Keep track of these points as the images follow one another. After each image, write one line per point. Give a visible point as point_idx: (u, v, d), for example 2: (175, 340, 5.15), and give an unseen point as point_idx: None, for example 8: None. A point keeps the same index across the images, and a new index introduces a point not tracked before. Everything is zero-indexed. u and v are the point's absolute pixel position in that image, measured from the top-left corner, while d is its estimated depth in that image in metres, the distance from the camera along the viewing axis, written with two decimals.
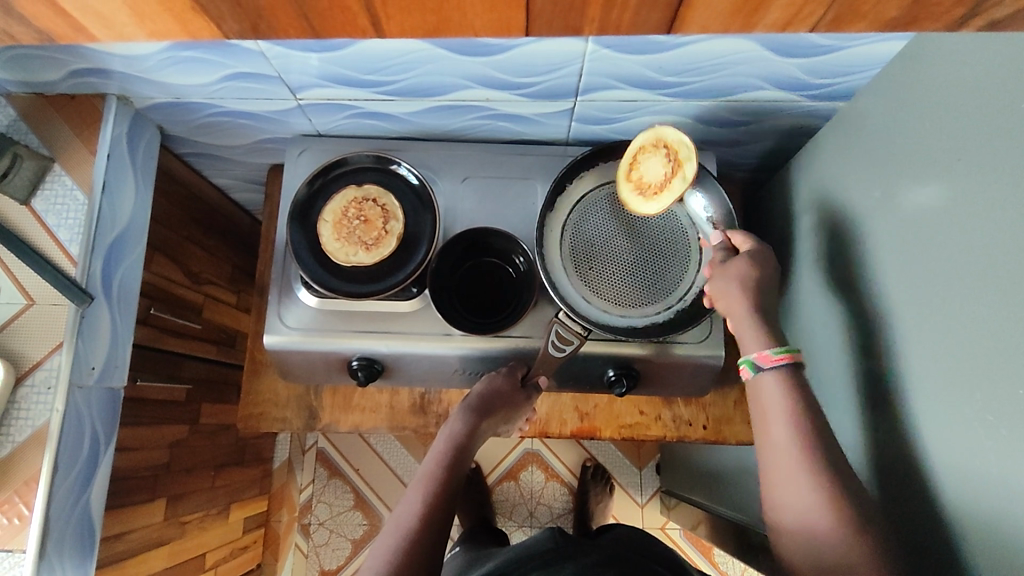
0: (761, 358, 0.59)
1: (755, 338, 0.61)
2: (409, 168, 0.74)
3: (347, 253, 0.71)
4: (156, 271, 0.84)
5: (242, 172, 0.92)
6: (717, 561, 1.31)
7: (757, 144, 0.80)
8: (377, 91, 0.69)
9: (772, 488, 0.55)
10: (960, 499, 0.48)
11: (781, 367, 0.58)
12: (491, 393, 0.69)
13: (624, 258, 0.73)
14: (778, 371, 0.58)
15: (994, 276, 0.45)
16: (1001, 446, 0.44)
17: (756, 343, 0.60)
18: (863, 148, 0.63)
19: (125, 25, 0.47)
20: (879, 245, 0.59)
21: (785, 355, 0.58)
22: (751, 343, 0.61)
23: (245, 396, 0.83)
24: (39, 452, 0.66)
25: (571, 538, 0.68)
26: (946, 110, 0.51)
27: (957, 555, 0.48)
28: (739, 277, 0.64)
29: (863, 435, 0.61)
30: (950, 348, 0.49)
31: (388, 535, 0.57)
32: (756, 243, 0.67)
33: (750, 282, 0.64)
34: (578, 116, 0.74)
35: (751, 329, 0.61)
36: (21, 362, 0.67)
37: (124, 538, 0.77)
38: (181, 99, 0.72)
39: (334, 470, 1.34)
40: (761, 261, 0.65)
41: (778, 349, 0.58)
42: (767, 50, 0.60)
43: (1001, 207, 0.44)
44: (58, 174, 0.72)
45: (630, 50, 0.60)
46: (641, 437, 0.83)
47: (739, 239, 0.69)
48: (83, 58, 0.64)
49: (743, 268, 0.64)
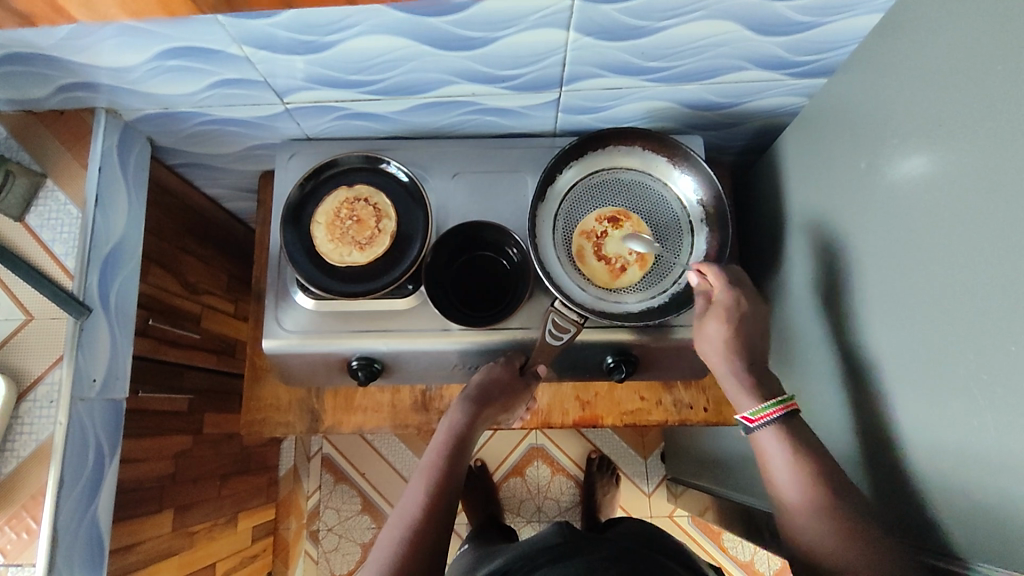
0: (748, 421, 0.61)
1: (748, 399, 0.62)
2: (399, 166, 0.75)
3: (341, 253, 0.72)
4: (153, 283, 0.84)
5: (233, 180, 0.93)
6: (727, 546, 1.31)
7: (742, 126, 0.81)
8: (363, 91, 0.69)
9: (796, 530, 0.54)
10: (957, 461, 0.48)
11: (779, 418, 0.59)
12: (490, 382, 0.70)
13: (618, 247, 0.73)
14: (774, 424, 0.59)
15: (980, 238, 0.45)
16: (993, 404, 0.44)
17: (747, 405, 0.62)
18: (845, 123, 0.64)
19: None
20: (867, 217, 0.60)
21: (772, 414, 0.59)
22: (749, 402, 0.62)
23: (247, 402, 0.83)
24: (44, 467, 0.66)
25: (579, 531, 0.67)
26: (926, 79, 0.51)
27: (958, 517, 0.48)
28: (716, 341, 0.65)
29: (860, 408, 0.62)
30: (942, 312, 0.49)
31: (393, 526, 0.58)
32: (730, 293, 0.66)
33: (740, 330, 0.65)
34: (564, 106, 0.74)
35: (739, 392, 0.63)
36: (23, 378, 0.68)
37: (133, 550, 0.77)
38: (169, 109, 0.72)
39: (340, 476, 1.34)
40: (736, 320, 0.65)
41: (760, 410, 0.60)
42: (747, 29, 0.61)
43: (984, 168, 0.45)
44: (51, 190, 0.72)
45: (612, 37, 0.61)
46: (643, 422, 0.83)
47: (715, 284, 0.67)
48: (71, 72, 0.65)
49: (719, 334, 0.65)
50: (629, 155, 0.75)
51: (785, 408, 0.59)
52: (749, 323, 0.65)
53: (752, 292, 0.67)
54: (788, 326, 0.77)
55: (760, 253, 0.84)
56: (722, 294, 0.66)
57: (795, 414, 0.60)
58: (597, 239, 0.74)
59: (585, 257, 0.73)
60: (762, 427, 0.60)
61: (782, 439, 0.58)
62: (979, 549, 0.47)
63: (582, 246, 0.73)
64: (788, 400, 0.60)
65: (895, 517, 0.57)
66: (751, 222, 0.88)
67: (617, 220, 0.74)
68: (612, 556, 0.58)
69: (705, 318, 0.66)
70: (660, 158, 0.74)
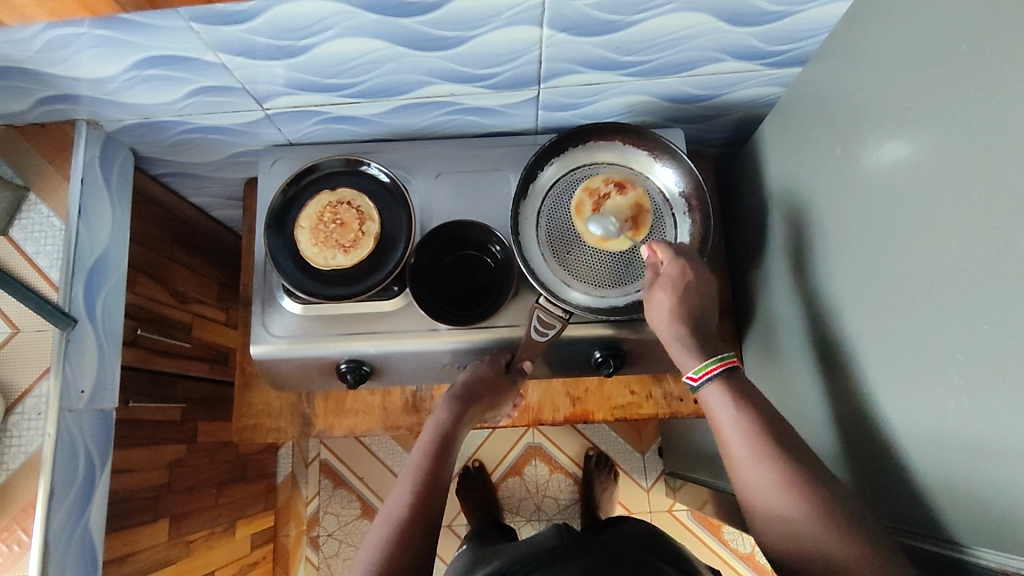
0: (693, 381, 0.61)
1: (690, 357, 0.62)
2: (380, 167, 0.75)
3: (326, 257, 0.72)
4: (141, 293, 0.84)
5: (219, 189, 0.93)
6: (726, 539, 1.31)
7: (723, 118, 0.81)
8: (342, 95, 0.69)
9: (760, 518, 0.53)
10: (938, 442, 0.48)
11: (719, 375, 0.59)
12: (476, 381, 0.70)
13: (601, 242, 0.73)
14: (718, 379, 0.59)
15: (952, 219, 0.45)
16: (969, 383, 0.45)
17: (689, 364, 0.62)
18: (821, 111, 0.64)
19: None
20: (844, 203, 0.60)
21: (712, 370, 0.60)
22: (689, 361, 0.62)
23: (239, 409, 0.83)
24: (34, 479, 0.66)
25: (578, 534, 0.63)
26: (895, 63, 0.52)
27: (941, 499, 0.49)
28: (662, 307, 0.65)
29: (843, 394, 0.62)
30: (918, 295, 0.49)
31: (380, 526, 0.58)
32: (677, 263, 0.66)
33: (687, 295, 0.65)
34: (543, 103, 0.74)
35: (682, 351, 0.63)
36: (11, 392, 0.68)
37: (129, 560, 0.77)
38: (150, 118, 0.72)
39: (339, 481, 1.34)
40: (682, 288, 0.65)
41: (699, 367, 0.60)
42: (720, 20, 0.61)
43: (953, 148, 0.45)
44: (35, 203, 0.73)
45: (586, 32, 0.61)
46: (634, 416, 0.83)
47: (665, 255, 0.67)
48: (49, 85, 0.65)
49: (664, 300, 0.65)
50: (609, 150, 0.76)
51: (726, 364, 0.60)
52: (694, 293, 0.65)
53: (698, 262, 0.67)
54: (773, 316, 0.77)
55: (745, 245, 0.84)
56: (668, 263, 0.67)
57: (737, 370, 0.60)
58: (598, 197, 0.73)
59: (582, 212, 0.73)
60: (706, 384, 0.60)
61: (728, 398, 0.58)
62: (962, 529, 0.47)
63: (581, 201, 0.73)
64: (730, 357, 0.60)
65: (881, 501, 0.57)
66: (735, 214, 0.88)
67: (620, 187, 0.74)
68: (613, 554, 0.57)
69: (652, 286, 0.67)
70: (640, 152, 0.75)
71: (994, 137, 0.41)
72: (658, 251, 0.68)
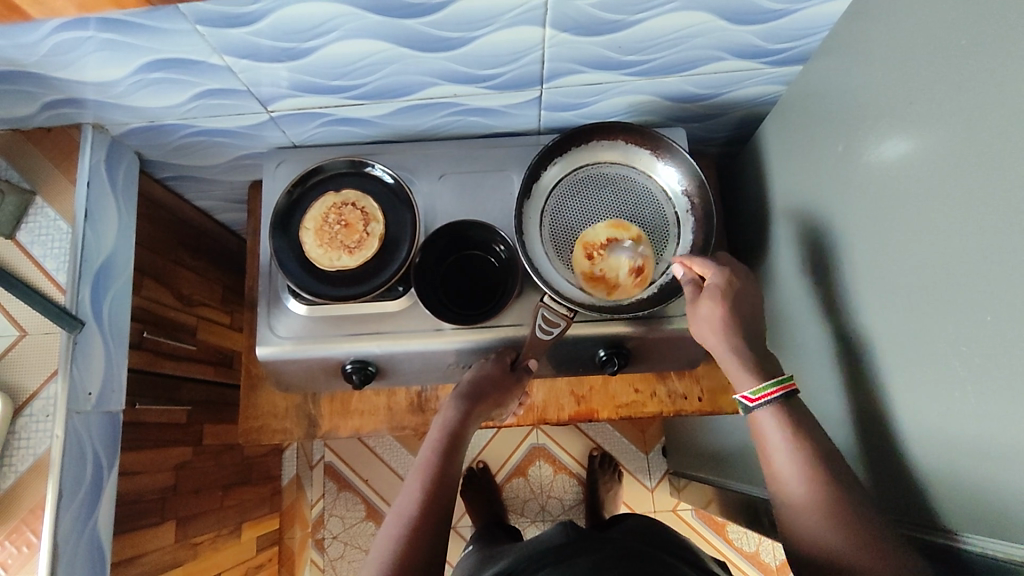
0: (746, 401, 0.59)
1: (743, 375, 0.61)
2: (383, 168, 0.75)
3: (331, 258, 0.73)
4: (147, 296, 0.85)
5: (223, 192, 0.94)
6: (732, 538, 1.31)
7: (724, 117, 0.82)
8: (346, 96, 0.70)
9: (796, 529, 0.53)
10: (944, 434, 0.48)
11: (776, 399, 0.58)
12: (482, 379, 0.70)
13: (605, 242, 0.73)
14: (774, 404, 0.58)
15: (954, 213, 0.46)
16: (973, 374, 0.45)
17: (745, 383, 0.60)
18: (823, 108, 0.64)
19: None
20: (847, 199, 0.60)
21: (771, 389, 0.58)
22: (746, 381, 0.60)
23: (244, 411, 0.83)
24: (42, 481, 0.66)
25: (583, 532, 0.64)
26: (895, 58, 0.52)
27: (951, 491, 0.49)
28: (712, 321, 0.64)
29: (848, 389, 0.62)
30: (922, 287, 0.50)
31: (391, 525, 0.59)
32: (722, 275, 0.66)
33: (738, 308, 0.64)
34: (546, 104, 0.75)
35: (737, 367, 0.61)
36: (19, 394, 0.68)
37: (136, 562, 0.78)
38: (155, 122, 0.73)
39: (343, 483, 1.34)
40: (730, 299, 0.64)
41: (757, 388, 0.59)
42: (721, 19, 0.62)
43: (952, 140, 0.46)
44: (41, 206, 0.73)
45: (588, 31, 0.62)
46: (638, 414, 0.84)
47: (705, 270, 0.66)
48: (56, 89, 0.65)
49: (714, 313, 0.63)
50: (612, 149, 0.76)
51: (784, 388, 0.58)
52: (742, 303, 0.65)
53: (740, 274, 0.67)
54: (778, 313, 0.77)
55: (749, 242, 0.85)
56: (714, 276, 0.66)
57: (793, 394, 0.59)
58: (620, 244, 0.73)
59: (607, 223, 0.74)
60: (762, 406, 0.58)
61: (781, 421, 0.57)
62: (970, 520, 0.47)
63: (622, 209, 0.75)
64: (788, 380, 0.59)
65: (891, 495, 0.57)
66: (739, 212, 0.88)
67: (633, 268, 0.72)
68: (619, 550, 0.57)
69: (699, 299, 0.65)
70: (644, 151, 0.75)
71: (994, 131, 0.42)
72: (694, 266, 0.67)
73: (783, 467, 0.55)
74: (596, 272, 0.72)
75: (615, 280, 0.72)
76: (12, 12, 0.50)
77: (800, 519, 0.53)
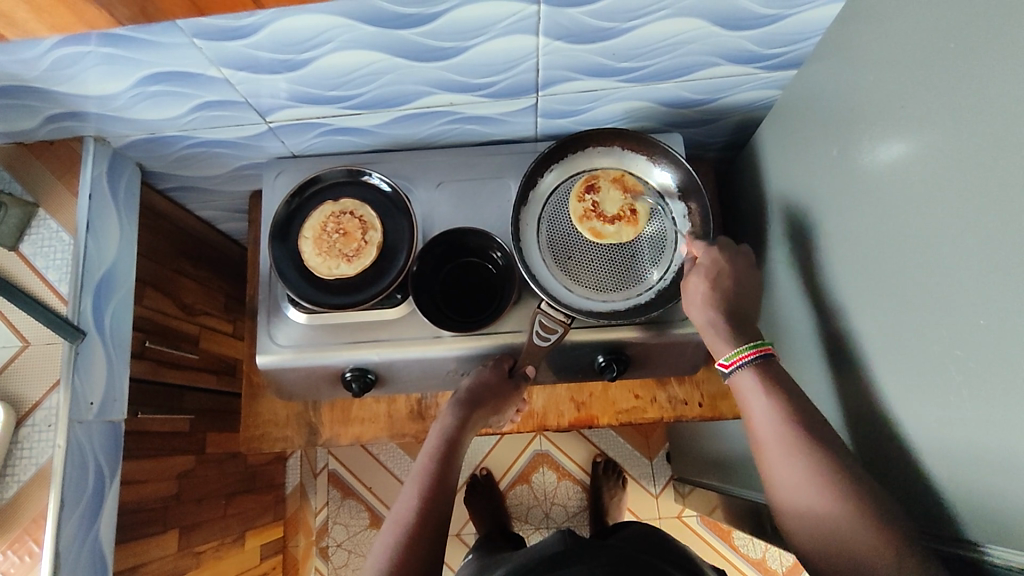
0: (725, 367, 0.62)
1: (723, 343, 0.63)
2: (381, 177, 0.76)
3: (330, 266, 0.73)
4: (149, 305, 0.86)
5: (224, 202, 0.94)
6: (737, 544, 1.31)
7: (722, 122, 0.82)
8: (344, 106, 0.70)
9: (795, 530, 0.53)
10: (947, 441, 0.48)
11: (751, 361, 0.60)
12: (480, 386, 0.71)
13: (616, 200, 0.74)
14: (749, 366, 0.60)
15: (949, 214, 0.45)
16: (970, 377, 0.44)
17: (722, 350, 0.63)
18: (818, 113, 0.64)
19: (33, 16, 0.50)
20: (842, 205, 0.60)
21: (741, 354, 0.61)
22: (724, 348, 0.62)
23: (245, 420, 0.84)
24: (44, 491, 0.67)
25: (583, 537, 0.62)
26: (884, 64, 0.53)
27: (958, 498, 0.48)
28: (695, 297, 0.66)
29: (846, 394, 0.62)
30: (917, 291, 0.50)
31: (388, 531, 0.59)
32: (713, 254, 0.67)
33: (723, 278, 0.66)
34: (543, 111, 0.75)
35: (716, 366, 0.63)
36: (21, 404, 0.69)
37: (138, 571, 0.78)
38: (155, 134, 0.74)
39: (347, 491, 1.36)
40: (716, 275, 0.66)
41: (729, 354, 0.61)
42: (714, 26, 0.62)
43: (944, 142, 0.45)
44: (44, 219, 0.74)
45: (582, 39, 0.62)
46: (639, 420, 0.83)
47: (698, 249, 0.69)
48: (58, 103, 0.66)
49: (699, 287, 0.66)
50: (608, 155, 0.76)
51: (759, 351, 0.60)
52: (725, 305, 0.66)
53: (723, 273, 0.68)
54: (777, 317, 0.77)
55: (749, 246, 0.84)
56: (704, 253, 0.68)
57: (771, 357, 0.60)
58: (597, 216, 0.73)
59: (603, 236, 0.73)
60: (738, 370, 0.61)
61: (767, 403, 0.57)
62: (982, 529, 0.46)
63: (592, 227, 0.73)
64: (764, 344, 0.61)
65: (892, 498, 0.56)
66: (738, 216, 0.88)
67: (598, 189, 0.74)
68: (616, 555, 0.57)
69: (688, 274, 0.67)
70: (639, 156, 0.75)
71: (987, 130, 0.41)
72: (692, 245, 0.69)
73: (773, 458, 0.55)
74: (627, 190, 0.74)
75: (613, 178, 0.75)
76: (10, 34, 0.51)
77: (797, 522, 0.53)
